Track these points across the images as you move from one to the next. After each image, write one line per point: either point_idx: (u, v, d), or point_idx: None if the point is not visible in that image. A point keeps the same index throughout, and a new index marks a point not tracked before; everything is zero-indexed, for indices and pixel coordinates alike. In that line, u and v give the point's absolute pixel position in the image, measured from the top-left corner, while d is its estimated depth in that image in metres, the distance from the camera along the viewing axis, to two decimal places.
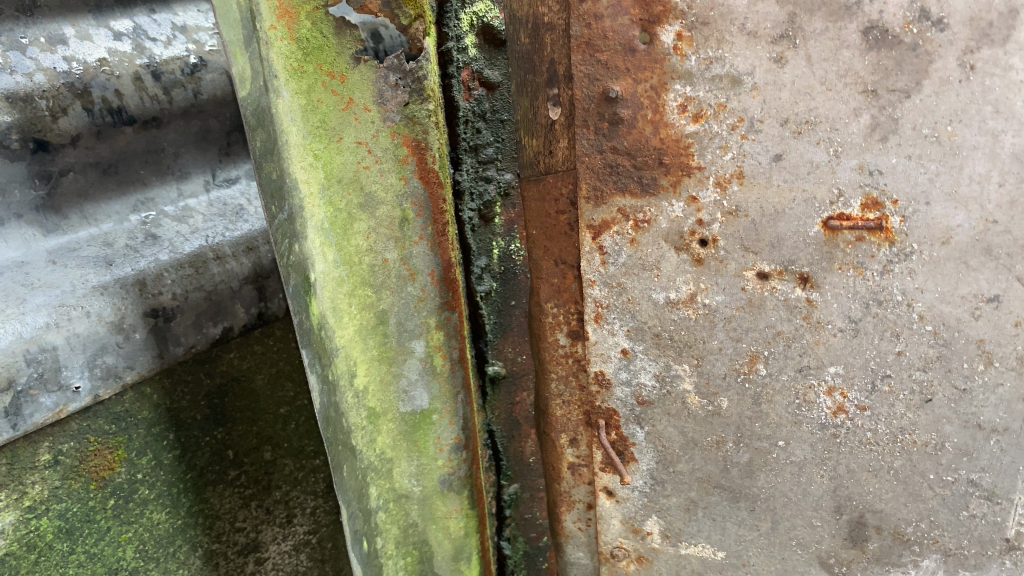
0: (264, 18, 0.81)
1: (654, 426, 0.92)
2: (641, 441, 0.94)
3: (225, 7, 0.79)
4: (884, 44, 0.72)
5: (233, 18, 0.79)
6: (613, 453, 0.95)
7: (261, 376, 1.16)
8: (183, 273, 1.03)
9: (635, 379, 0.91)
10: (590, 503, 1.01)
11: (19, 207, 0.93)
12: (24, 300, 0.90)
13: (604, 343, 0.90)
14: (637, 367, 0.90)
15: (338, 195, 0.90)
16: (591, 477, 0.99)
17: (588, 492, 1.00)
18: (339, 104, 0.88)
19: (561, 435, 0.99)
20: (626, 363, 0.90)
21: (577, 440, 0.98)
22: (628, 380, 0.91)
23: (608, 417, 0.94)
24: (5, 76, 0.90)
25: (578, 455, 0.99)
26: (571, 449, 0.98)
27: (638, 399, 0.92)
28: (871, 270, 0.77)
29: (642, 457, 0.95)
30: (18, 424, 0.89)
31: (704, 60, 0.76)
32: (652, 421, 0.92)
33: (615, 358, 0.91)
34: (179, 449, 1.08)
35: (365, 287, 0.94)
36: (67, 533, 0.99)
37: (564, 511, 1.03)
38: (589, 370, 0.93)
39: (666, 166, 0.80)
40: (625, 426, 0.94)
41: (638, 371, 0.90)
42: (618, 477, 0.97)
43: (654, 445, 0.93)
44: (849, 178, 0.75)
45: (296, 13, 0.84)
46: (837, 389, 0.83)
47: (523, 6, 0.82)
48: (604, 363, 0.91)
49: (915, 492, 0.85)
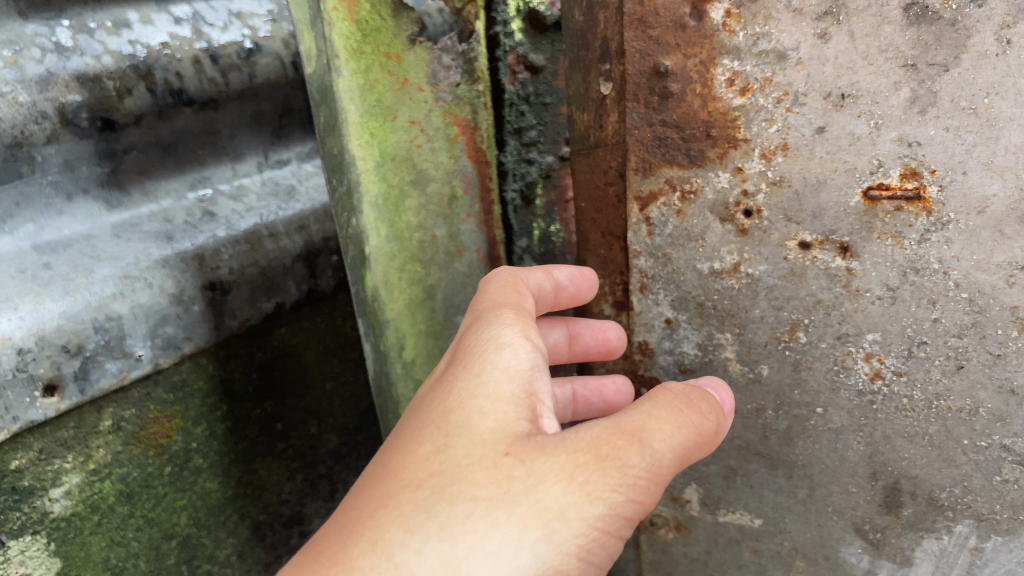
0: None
1: None
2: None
3: None
4: (924, 20, 0.73)
5: None
6: None
7: (309, 351, 1.21)
8: (239, 249, 1.07)
9: (678, 348, 0.96)
10: None
11: (86, 183, 0.98)
12: (91, 271, 0.93)
13: (648, 313, 0.96)
14: (680, 337, 0.95)
15: (392, 172, 0.95)
16: None
17: None
18: (395, 84, 0.93)
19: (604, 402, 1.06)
20: (669, 332, 0.96)
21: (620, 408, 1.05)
22: (671, 349, 0.96)
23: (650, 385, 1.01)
24: (75, 59, 0.92)
25: None
26: None
27: (682, 367, 0.96)
28: (908, 239, 0.80)
29: None
30: (86, 389, 0.92)
31: (751, 36, 0.78)
32: None
33: (659, 327, 0.96)
34: (231, 421, 1.12)
35: (415, 263, 1.01)
36: (127, 497, 1.02)
37: None
38: (633, 340, 0.99)
39: (712, 139, 0.83)
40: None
41: (681, 341, 0.95)
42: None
43: None
44: (889, 150, 0.78)
45: None
46: (875, 355, 0.86)
47: None
48: (648, 333, 0.97)
49: (949, 458, 0.87)
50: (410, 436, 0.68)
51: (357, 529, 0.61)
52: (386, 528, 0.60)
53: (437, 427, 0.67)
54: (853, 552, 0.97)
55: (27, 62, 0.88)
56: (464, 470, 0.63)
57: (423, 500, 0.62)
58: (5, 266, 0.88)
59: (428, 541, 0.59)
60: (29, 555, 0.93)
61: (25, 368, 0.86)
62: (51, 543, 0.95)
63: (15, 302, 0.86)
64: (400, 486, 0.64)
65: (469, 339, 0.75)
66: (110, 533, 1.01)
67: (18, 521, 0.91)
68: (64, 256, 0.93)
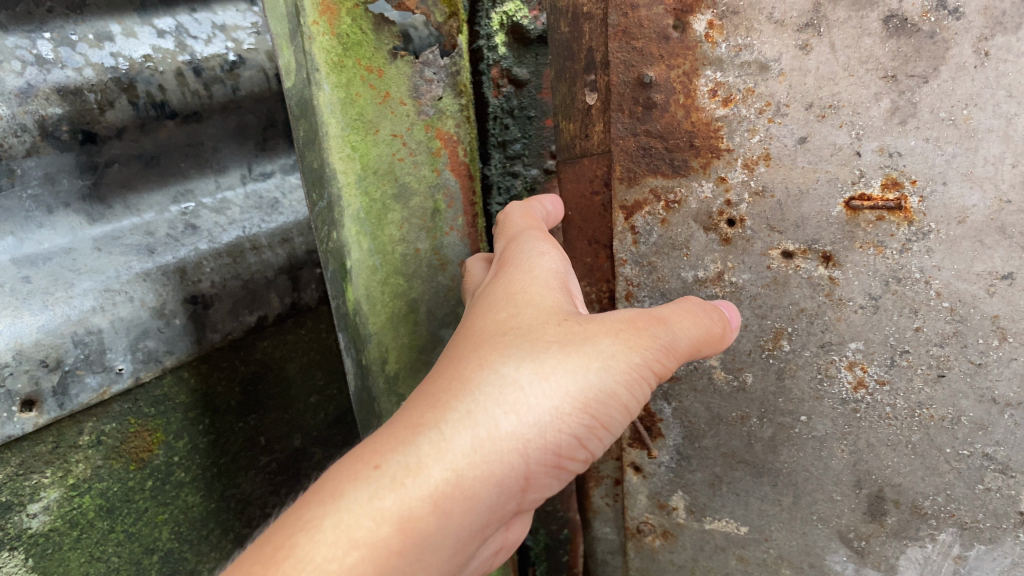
0: (309, 14, 0.83)
1: (681, 402, 0.98)
2: (668, 417, 1.00)
3: (275, 2, 0.76)
4: (903, 32, 0.73)
5: (281, 13, 0.77)
6: (641, 429, 1.02)
7: (293, 364, 1.20)
8: (221, 262, 1.07)
9: None
10: (617, 479, 1.09)
11: (67, 196, 0.96)
12: (71, 285, 0.93)
13: None
14: None
15: (373, 185, 0.96)
16: (618, 453, 1.06)
17: (616, 467, 1.08)
18: (376, 97, 0.93)
19: None
20: None
21: None
22: None
23: None
24: (56, 71, 0.91)
25: None
26: None
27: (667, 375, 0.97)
28: (890, 249, 0.81)
29: (669, 432, 1.01)
30: (65, 403, 0.92)
31: (733, 47, 0.79)
32: (679, 398, 0.98)
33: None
34: (213, 435, 1.11)
35: (398, 276, 1.01)
36: (108, 512, 1.00)
37: (593, 487, 1.12)
38: None
39: (696, 149, 0.84)
40: (653, 402, 1.00)
41: None
42: (645, 452, 1.03)
43: (681, 421, 0.99)
44: (870, 160, 0.78)
45: (337, 9, 0.87)
46: (858, 364, 0.86)
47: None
48: None
49: (932, 466, 0.88)
50: (482, 307, 0.73)
51: (456, 362, 0.66)
52: (483, 357, 0.65)
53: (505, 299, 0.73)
54: (838, 560, 0.97)
55: (8, 74, 0.87)
56: (537, 323, 0.68)
57: (508, 340, 0.67)
58: None
59: (523, 363, 0.64)
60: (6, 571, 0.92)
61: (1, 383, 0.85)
62: (29, 559, 0.93)
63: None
64: (484, 337, 0.69)
65: (522, 241, 0.80)
66: (89, 549, 0.99)
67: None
68: (43, 270, 0.91)
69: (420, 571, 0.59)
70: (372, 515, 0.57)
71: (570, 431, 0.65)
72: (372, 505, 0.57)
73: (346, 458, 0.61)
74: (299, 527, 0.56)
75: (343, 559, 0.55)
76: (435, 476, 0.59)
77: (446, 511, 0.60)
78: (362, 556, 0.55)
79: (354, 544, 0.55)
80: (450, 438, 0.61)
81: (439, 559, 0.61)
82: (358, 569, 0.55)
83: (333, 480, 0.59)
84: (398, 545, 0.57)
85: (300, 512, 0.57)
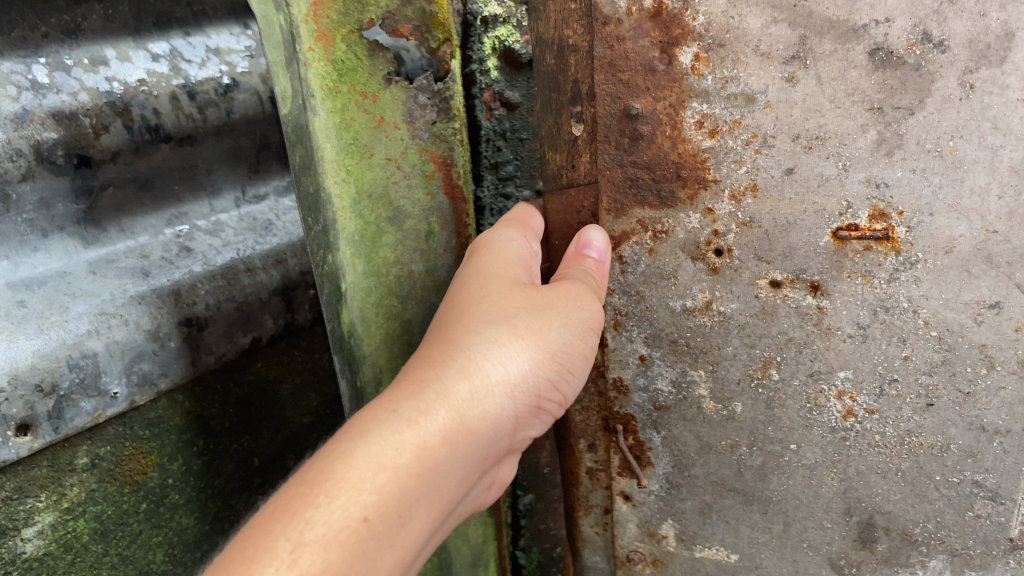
0: (304, 41, 0.85)
1: (670, 431, 0.96)
2: (657, 446, 0.97)
3: (270, 28, 0.77)
4: (889, 64, 0.74)
5: (276, 39, 0.78)
6: (631, 457, 0.99)
7: (286, 386, 1.20)
8: (215, 285, 1.07)
9: (652, 385, 0.94)
10: (606, 507, 1.05)
11: (62, 220, 0.94)
12: (67, 309, 0.92)
13: (622, 350, 0.93)
14: (654, 374, 0.94)
15: (367, 209, 0.96)
16: (608, 482, 1.02)
17: (605, 496, 1.04)
18: (371, 122, 0.93)
19: (579, 441, 1.01)
20: (644, 369, 0.94)
21: (595, 445, 1.01)
22: (645, 386, 0.95)
23: (625, 422, 0.97)
24: (51, 96, 0.89)
25: (597, 460, 1.02)
26: (590, 453, 1.01)
27: (656, 404, 0.95)
28: (878, 278, 0.81)
29: (658, 461, 0.98)
30: (60, 427, 0.91)
31: (719, 79, 0.78)
32: (668, 426, 0.96)
33: (633, 364, 0.94)
34: (207, 456, 1.11)
35: (392, 298, 1.01)
36: (102, 536, 0.99)
37: (581, 516, 1.07)
38: (606, 377, 0.95)
39: (683, 179, 0.83)
40: (641, 431, 0.97)
41: (655, 378, 0.94)
42: (635, 481, 1.01)
43: (671, 450, 0.97)
44: (857, 191, 0.78)
45: (332, 36, 0.88)
46: (847, 393, 0.86)
47: (548, 28, 0.80)
48: (622, 369, 0.95)
49: (922, 493, 0.88)
50: (457, 283, 0.80)
51: (443, 330, 0.74)
52: (468, 324, 0.73)
53: (475, 273, 0.80)
54: None
55: (4, 99, 0.84)
56: (505, 290, 0.77)
57: (486, 306, 0.75)
58: None
59: (502, 322, 0.73)
60: None
61: None
62: None
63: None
64: (461, 308, 0.76)
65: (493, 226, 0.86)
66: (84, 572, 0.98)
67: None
68: (38, 293, 0.90)
69: (437, 496, 0.65)
70: (394, 445, 0.62)
71: (547, 378, 0.75)
72: (393, 438, 0.63)
73: (359, 410, 0.67)
74: (332, 457, 0.61)
75: (373, 479, 0.60)
76: (443, 415, 0.66)
77: (456, 444, 0.66)
78: (390, 479, 0.61)
79: (382, 467, 0.61)
80: (453, 387, 0.68)
81: (450, 487, 0.67)
82: (387, 489, 0.61)
83: (353, 424, 0.64)
84: (418, 470, 0.63)
85: (332, 446, 0.62)
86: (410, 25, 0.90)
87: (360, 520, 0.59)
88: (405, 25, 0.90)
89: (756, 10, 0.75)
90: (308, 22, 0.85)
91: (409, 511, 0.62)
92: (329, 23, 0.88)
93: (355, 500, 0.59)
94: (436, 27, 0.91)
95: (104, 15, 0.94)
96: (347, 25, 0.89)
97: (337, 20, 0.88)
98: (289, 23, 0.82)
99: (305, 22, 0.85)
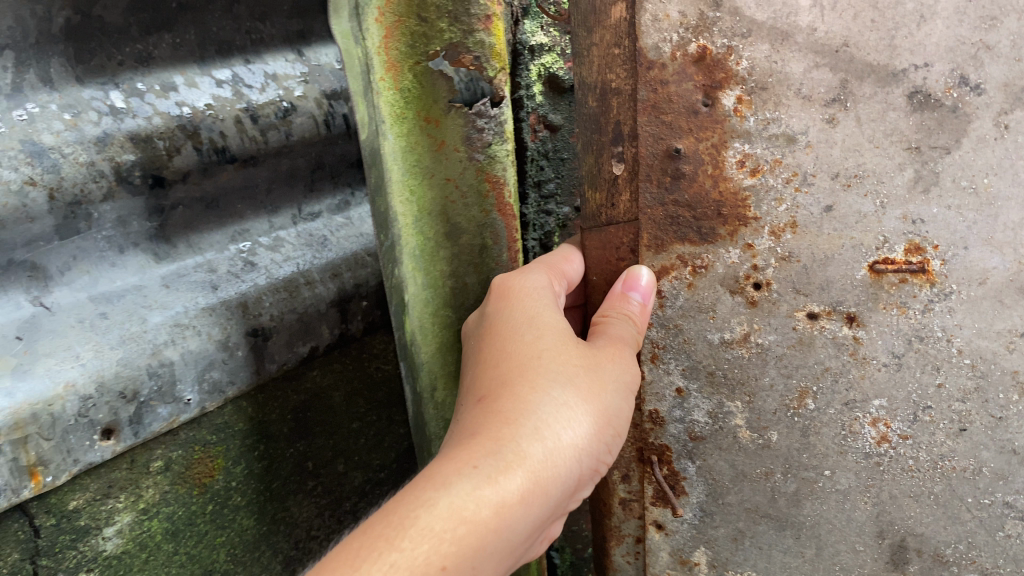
0: (376, 70, 0.89)
1: (705, 461, 0.98)
2: (692, 475, 1.00)
3: (351, 61, 0.85)
4: (927, 106, 0.78)
5: (357, 71, 0.86)
6: (665, 487, 1.01)
7: (338, 393, 1.25)
8: (279, 296, 1.11)
9: (688, 416, 0.97)
10: (639, 536, 1.06)
11: (136, 237, 0.98)
12: (145, 320, 0.96)
13: (659, 382, 0.96)
14: (691, 405, 0.96)
15: (427, 226, 1.01)
16: (641, 512, 1.05)
17: (638, 526, 1.06)
18: (433, 146, 0.97)
19: (612, 472, 1.03)
20: (680, 401, 0.96)
21: (629, 476, 1.03)
22: (682, 418, 0.97)
23: (660, 453, 1.00)
24: (128, 120, 0.92)
25: (630, 490, 1.04)
26: (623, 484, 1.03)
27: (691, 434, 0.98)
28: (913, 309, 0.84)
29: (692, 490, 1.01)
30: (139, 431, 0.95)
31: (761, 121, 0.81)
32: (704, 456, 0.98)
33: (669, 396, 0.96)
34: (266, 460, 1.16)
35: (448, 309, 1.06)
36: (173, 535, 1.04)
37: (613, 545, 1.09)
38: (642, 409, 0.98)
39: (723, 217, 0.86)
40: (676, 460, 1.00)
41: (691, 409, 0.96)
42: (669, 510, 1.03)
43: (705, 479, 0.99)
44: (894, 227, 0.82)
45: (401, 66, 0.92)
46: (881, 420, 0.90)
47: (591, 73, 0.83)
48: (658, 402, 0.97)
49: (954, 515, 0.91)
50: (507, 330, 0.83)
51: (506, 384, 0.77)
52: (531, 382, 0.77)
53: (526, 323, 0.83)
54: None
55: (86, 124, 0.88)
56: (561, 349, 0.81)
57: (545, 364, 0.79)
58: (64, 316, 0.90)
59: (566, 384, 0.77)
60: None
61: (86, 413, 0.89)
62: None
63: (77, 350, 0.89)
64: (518, 361, 0.79)
65: (536, 268, 0.89)
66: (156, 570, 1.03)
67: (73, 560, 0.95)
68: (119, 306, 0.94)
69: (506, 551, 0.68)
70: (475, 500, 0.66)
71: (600, 444, 0.79)
72: (474, 492, 0.66)
73: (434, 460, 0.69)
74: (417, 504, 0.64)
75: (454, 531, 0.63)
76: (519, 475, 0.69)
77: (529, 505, 0.70)
78: (469, 531, 0.64)
79: (463, 520, 0.64)
80: (527, 448, 0.71)
81: (517, 543, 0.70)
82: (466, 540, 0.64)
83: (433, 474, 0.67)
84: (494, 525, 0.66)
85: (415, 493, 0.65)
86: (471, 55, 0.94)
87: (441, 568, 0.62)
88: (467, 55, 0.94)
89: (799, 55, 0.78)
90: (382, 52, 0.89)
91: (481, 563, 0.66)
92: (398, 54, 0.91)
93: (438, 549, 0.62)
94: (494, 57, 0.94)
95: (173, 44, 0.97)
96: (414, 56, 0.92)
97: (404, 50, 0.91)
98: (367, 56, 0.88)
99: (379, 53, 0.89)
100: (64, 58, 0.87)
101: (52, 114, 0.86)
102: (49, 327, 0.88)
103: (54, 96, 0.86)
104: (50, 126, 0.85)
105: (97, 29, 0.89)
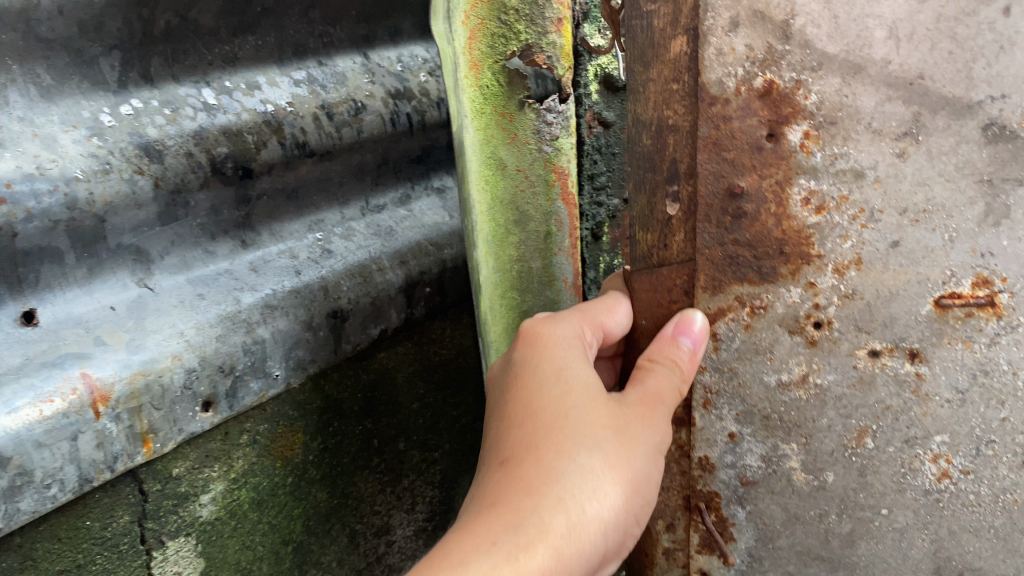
0: (461, 67, 0.98)
1: (756, 506, 0.95)
2: (742, 521, 0.96)
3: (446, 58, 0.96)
4: (1002, 138, 0.78)
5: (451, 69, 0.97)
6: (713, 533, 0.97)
7: (401, 373, 1.27)
8: (354, 281, 1.10)
9: (740, 461, 0.94)
10: None
11: (225, 225, 0.99)
12: (239, 300, 0.98)
13: (711, 428, 0.93)
14: (743, 450, 0.93)
15: (499, 214, 1.06)
16: (686, 561, 1.00)
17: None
18: (507, 139, 1.03)
19: (656, 521, 0.98)
20: (732, 446, 0.93)
21: (674, 525, 0.98)
22: (733, 463, 0.94)
23: (708, 499, 0.96)
24: (221, 116, 0.93)
25: (674, 540, 0.99)
26: (668, 534, 0.98)
27: (743, 480, 0.94)
28: (978, 342, 0.84)
29: (742, 536, 0.97)
30: (233, 404, 0.98)
31: (829, 155, 0.80)
32: (755, 501, 0.95)
33: (721, 442, 0.93)
34: (338, 437, 1.18)
35: (515, 292, 1.09)
36: (258, 505, 1.08)
37: None
38: (692, 456, 0.95)
39: (785, 256, 0.84)
40: (725, 506, 0.96)
41: (744, 454, 0.93)
42: (717, 558, 0.98)
43: (755, 524, 0.96)
44: (962, 260, 0.81)
45: (482, 65, 0.99)
46: (943, 455, 0.88)
47: (648, 108, 0.81)
48: (709, 448, 0.94)
49: (1013, 548, 0.90)
50: (536, 383, 0.83)
51: (533, 447, 0.77)
52: (559, 445, 0.76)
53: (556, 377, 0.83)
54: None
55: (184, 118, 0.90)
56: (591, 408, 0.80)
57: (574, 425, 0.78)
58: (167, 298, 0.92)
59: (594, 450, 0.77)
60: (182, 554, 1.01)
61: (190, 386, 0.92)
62: (198, 543, 1.03)
63: (180, 327, 0.91)
64: (546, 419, 0.79)
65: (574, 320, 0.89)
66: (241, 537, 1.08)
67: (175, 523, 0.99)
68: (215, 288, 0.96)
69: None
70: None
71: (627, 513, 0.78)
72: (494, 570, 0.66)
73: (455, 534, 0.70)
74: None
75: None
76: (542, 551, 0.69)
77: None
78: None
79: None
80: (550, 521, 0.71)
81: None
82: None
83: (453, 550, 0.67)
84: None
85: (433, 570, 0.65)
86: (545, 54, 0.99)
87: None
88: (540, 54, 0.99)
89: (871, 88, 0.77)
90: (468, 52, 0.98)
91: None
92: (479, 53, 0.98)
93: None
94: (563, 57, 1.01)
95: (255, 46, 0.98)
96: (493, 55, 0.99)
97: (485, 50, 0.98)
98: (455, 53, 0.96)
99: (466, 52, 0.97)
100: (163, 58, 0.89)
101: (153, 109, 0.88)
102: (155, 307, 0.90)
103: (154, 93, 0.88)
104: (153, 120, 0.87)
105: (191, 31, 0.90)
